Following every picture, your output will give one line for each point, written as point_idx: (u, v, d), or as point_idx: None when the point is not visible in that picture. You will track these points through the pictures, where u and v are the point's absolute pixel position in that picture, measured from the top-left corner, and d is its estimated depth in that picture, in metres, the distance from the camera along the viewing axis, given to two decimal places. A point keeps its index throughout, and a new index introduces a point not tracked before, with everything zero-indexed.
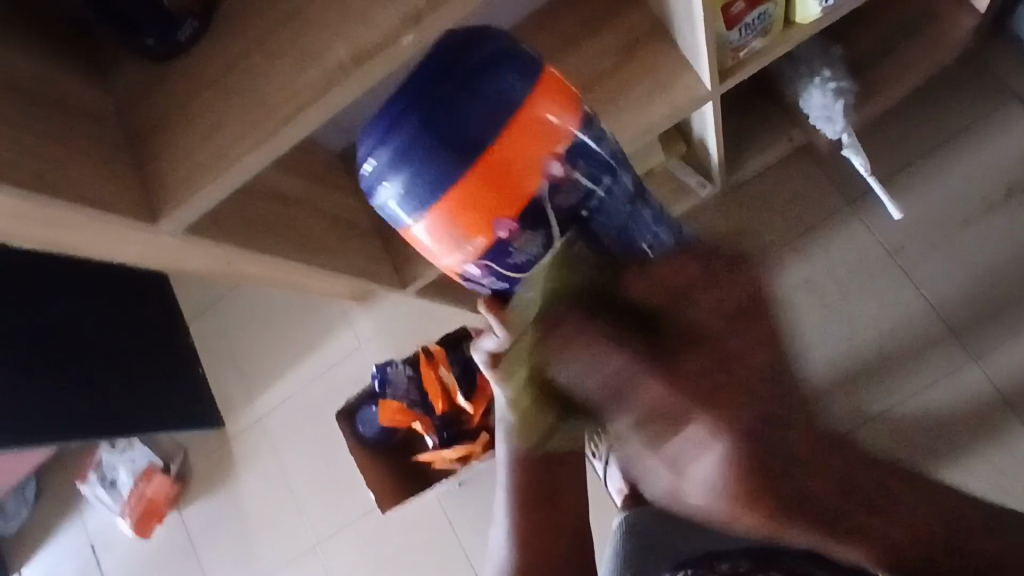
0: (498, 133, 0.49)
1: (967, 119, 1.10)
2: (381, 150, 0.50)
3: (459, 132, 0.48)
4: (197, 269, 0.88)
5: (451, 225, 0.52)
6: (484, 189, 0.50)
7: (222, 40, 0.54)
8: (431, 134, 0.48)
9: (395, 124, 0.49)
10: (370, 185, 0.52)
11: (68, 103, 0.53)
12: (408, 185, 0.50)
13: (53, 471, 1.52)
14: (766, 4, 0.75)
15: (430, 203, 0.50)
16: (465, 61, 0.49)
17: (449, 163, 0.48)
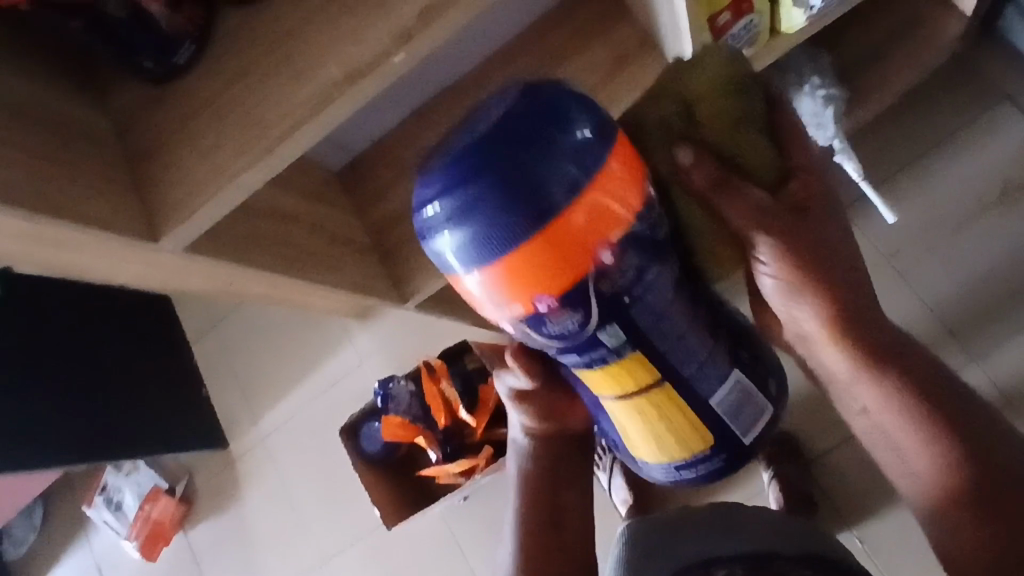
0: (566, 203, 0.47)
1: (957, 122, 1.11)
2: (447, 197, 0.47)
3: (527, 190, 0.46)
4: (199, 288, 0.89)
5: (501, 286, 0.50)
6: (543, 258, 0.48)
7: (218, 61, 0.56)
8: (498, 191, 0.46)
9: (466, 173, 0.47)
10: (428, 228, 0.49)
11: (69, 124, 0.54)
12: (470, 236, 0.48)
13: (59, 495, 1.53)
14: (751, 14, 0.77)
15: (488, 259, 0.48)
16: (540, 119, 0.47)
17: (512, 222, 0.47)
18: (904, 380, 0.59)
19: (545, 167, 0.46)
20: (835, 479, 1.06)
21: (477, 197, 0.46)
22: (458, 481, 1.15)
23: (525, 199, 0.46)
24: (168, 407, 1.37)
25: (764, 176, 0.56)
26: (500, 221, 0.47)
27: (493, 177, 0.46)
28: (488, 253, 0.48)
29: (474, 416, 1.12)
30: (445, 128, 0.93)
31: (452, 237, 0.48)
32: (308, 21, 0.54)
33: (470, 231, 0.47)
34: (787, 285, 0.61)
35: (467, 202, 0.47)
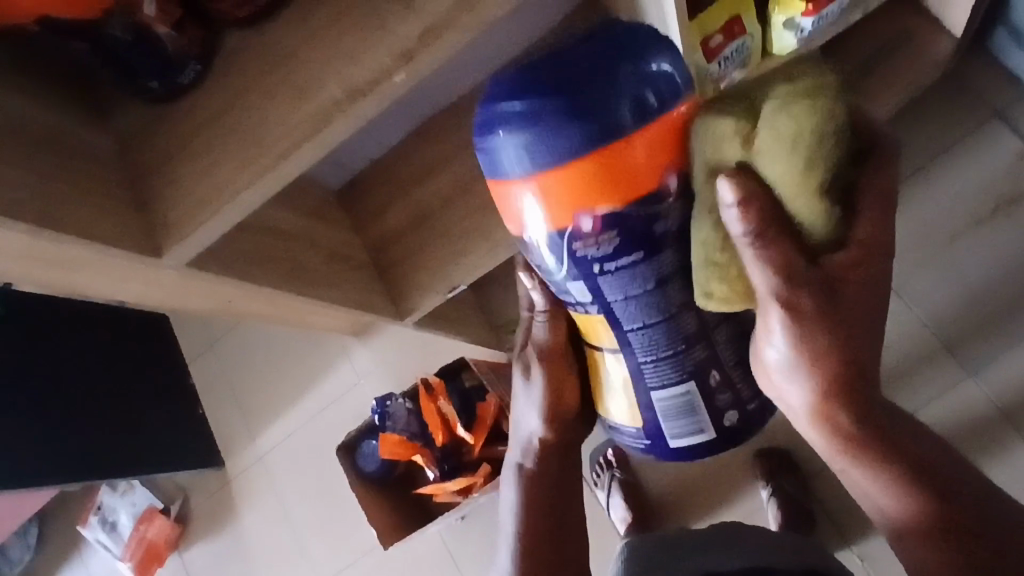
0: (635, 129, 0.47)
1: (949, 140, 1.13)
2: (513, 98, 0.47)
3: (596, 106, 0.46)
4: (199, 307, 0.90)
5: (551, 196, 0.49)
6: (596, 177, 0.48)
7: (221, 81, 0.57)
8: (565, 99, 0.46)
9: (535, 79, 0.47)
10: (486, 121, 0.49)
11: (73, 144, 0.55)
12: (526, 142, 0.47)
13: (54, 516, 1.51)
14: (743, 37, 0.78)
15: (541, 168, 0.48)
16: (622, 41, 0.48)
17: (573, 135, 0.46)
18: (901, 470, 0.55)
19: (614, 91, 0.46)
20: (833, 496, 1.06)
21: (537, 107, 0.46)
22: (455, 499, 1.15)
23: (585, 112, 0.46)
24: (165, 426, 1.36)
25: (813, 239, 0.46)
26: (559, 143, 0.46)
27: (556, 95, 0.46)
28: (543, 160, 0.47)
29: (472, 434, 1.12)
30: (443, 147, 0.94)
31: (512, 148, 0.48)
32: (310, 41, 0.55)
33: (523, 138, 0.47)
34: (801, 351, 0.50)
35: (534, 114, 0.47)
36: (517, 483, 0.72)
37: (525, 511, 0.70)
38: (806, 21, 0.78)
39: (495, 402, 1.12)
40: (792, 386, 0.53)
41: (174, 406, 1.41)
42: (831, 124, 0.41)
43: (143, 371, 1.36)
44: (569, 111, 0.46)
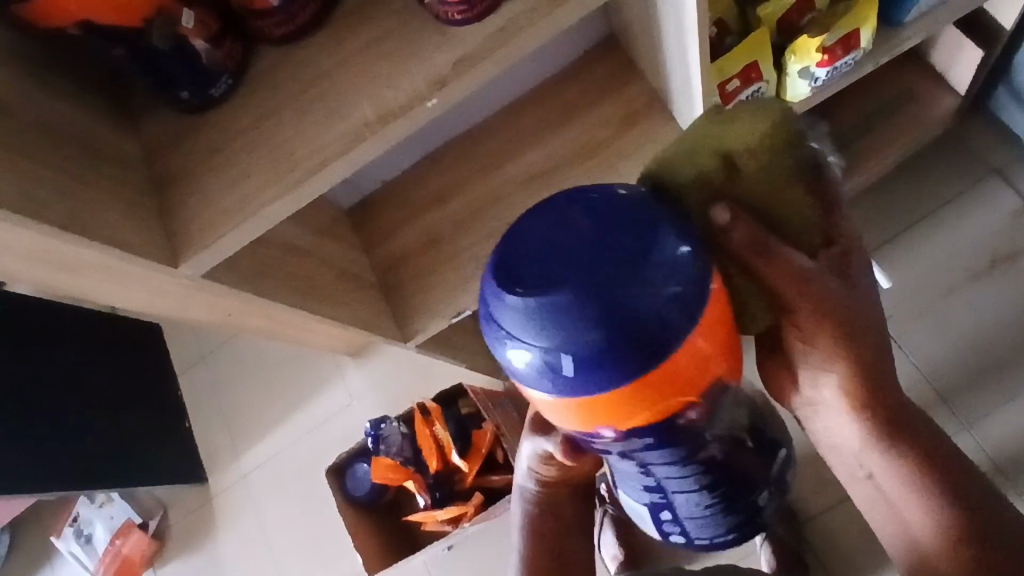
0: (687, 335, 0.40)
1: (948, 192, 1.16)
2: (534, 293, 0.38)
3: (627, 318, 0.38)
4: (200, 319, 0.89)
5: (583, 413, 0.42)
6: (637, 394, 0.41)
7: (253, 96, 0.58)
8: (592, 306, 0.38)
9: (557, 285, 0.38)
10: (498, 331, 0.40)
11: (99, 148, 0.56)
12: (560, 357, 0.39)
13: (26, 526, 1.47)
14: (760, 82, 0.80)
15: (569, 389, 0.41)
16: (638, 219, 0.40)
17: (612, 368, 0.39)
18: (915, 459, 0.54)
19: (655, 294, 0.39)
20: (824, 543, 1.06)
21: (563, 321, 0.38)
22: (444, 528, 1.13)
23: (633, 336, 0.39)
24: (153, 437, 1.34)
25: (808, 238, 0.49)
26: (592, 362, 0.39)
27: (591, 307, 0.38)
28: (584, 378, 0.40)
29: (466, 461, 1.11)
30: (458, 172, 0.95)
31: (538, 361, 0.40)
32: (344, 63, 0.56)
33: (559, 355, 0.39)
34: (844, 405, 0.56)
35: (551, 315, 0.38)
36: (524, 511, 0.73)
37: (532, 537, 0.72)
38: (820, 71, 0.80)
39: (492, 430, 1.11)
40: (824, 383, 0.56)
41: (161, 417, 1.38)
42: (772, 114, 0.45)
43: (133, 381, 1.34)
44: (614, 329, 0.38)
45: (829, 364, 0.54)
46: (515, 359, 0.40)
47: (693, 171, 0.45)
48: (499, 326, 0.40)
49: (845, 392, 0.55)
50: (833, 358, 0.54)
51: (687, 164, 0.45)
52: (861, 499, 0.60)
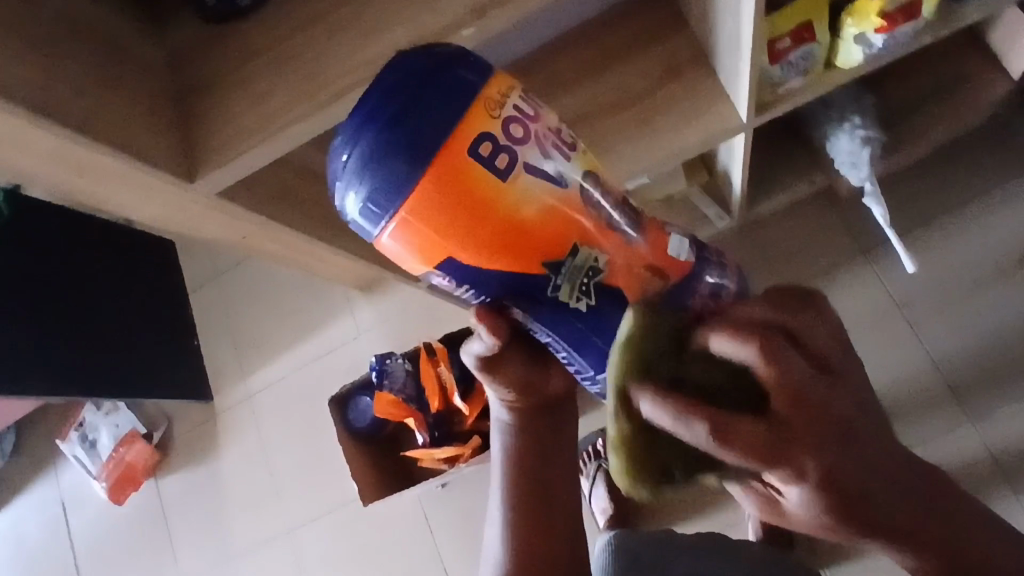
0: (453, 130, 0.40)
1: (989, 181, 1.11)
2: (353, 149, 0.41)
3: (426, 132, 0.40)
4: (214, 239, 0.88)
5: (413, 243, 0.42)
6: (446, 207, 0.41)
7: (282, 8, 0.56)
8: (394, 133, 0.40)
9: (363, 131, 0.41)
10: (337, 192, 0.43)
11: (124, 50, 0.54)
12: (374, 190, 0.40)
13: (35, 425, 1.52)
14: (812, 44, 0.75)
15: (392, 213, 0.41)
16: (430, 60, 0.42)
17: (406, 171, 0.40)
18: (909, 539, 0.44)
19: (435, 109, 0.40)
20: None
21: (374, 147, 0.40)
22: (441, 467, 1.14)
23: (409, 141, 0.40)
24: (161, 352, 1.36)
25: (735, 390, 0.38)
26: (382, 167, 0.40)
27: (396, 129, 0.40)
28: (393, 199, 0.40)
29: (468, 404, 1.11)
30: None
31: (360, 198, 0.41)
32: None
33: (371, 183, 0.40)
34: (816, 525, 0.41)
35: (369, 154, 0.40)
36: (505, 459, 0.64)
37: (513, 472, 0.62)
38: (877, 38, 0.75)
39: None
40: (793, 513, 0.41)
41: (172, 331, 1.40)
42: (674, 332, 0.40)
43: (146, 295, 1.35)
44: (413, 144, 0.40)
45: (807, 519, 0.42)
46: (346, 203, 0.42)
47: (627, 357, 0.39)
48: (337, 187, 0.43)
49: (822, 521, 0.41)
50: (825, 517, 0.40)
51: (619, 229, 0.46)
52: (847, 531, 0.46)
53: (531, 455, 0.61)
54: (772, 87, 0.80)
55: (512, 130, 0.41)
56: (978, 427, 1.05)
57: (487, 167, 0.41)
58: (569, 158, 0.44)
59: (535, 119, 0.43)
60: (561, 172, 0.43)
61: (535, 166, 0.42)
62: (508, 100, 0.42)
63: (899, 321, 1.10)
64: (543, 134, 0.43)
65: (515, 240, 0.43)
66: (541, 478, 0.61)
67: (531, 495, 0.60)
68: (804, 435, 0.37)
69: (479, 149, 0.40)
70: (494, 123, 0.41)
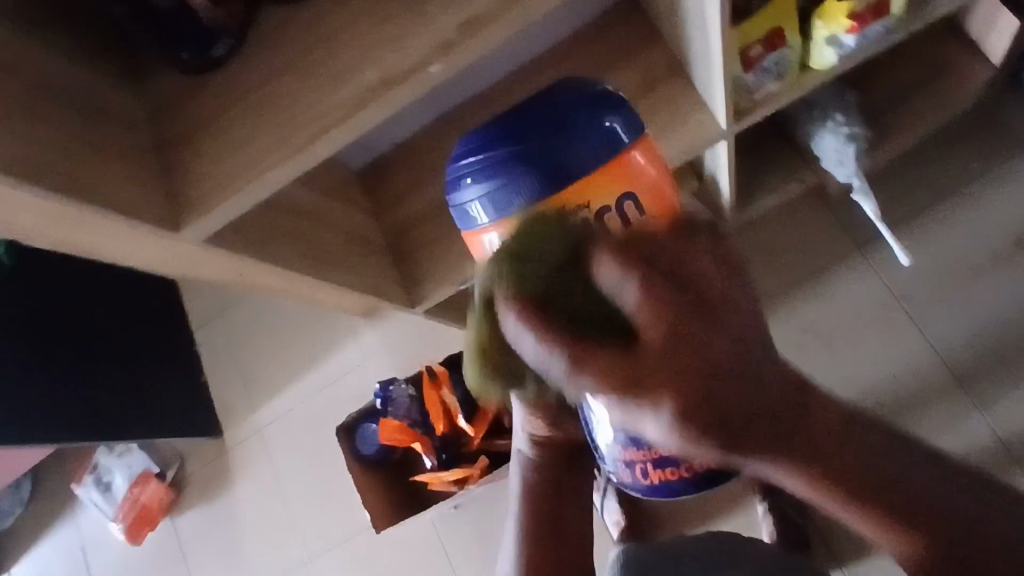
0: (584, 172, 0.60)
1: (978, 168, 1.11)
2: (477, 166, 0.61)
3: (553, 170, 0.59)
4: (211, 278, 0.89)
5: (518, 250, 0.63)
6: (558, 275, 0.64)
7: (255, 57, 0.57)
8: (526, 163, 0.59)
9: (497, 163, 0.60)
10: (459, 186, 0.63)
11: (104, 110, 0.56)
12: (495, 192, 0.60)
13: (51, 471, 1.54)
14: (784, 49, 0.76)
15: (506, 211, 0.60)
16: (566, 111, 0.60)
17: (535, 183, 0.59)
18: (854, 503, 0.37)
19: (568, 163, 0.60)
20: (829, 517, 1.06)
21: (509, 169, 0.60)
22: (450, 489, 1.14)
23: (552, 167, 0.59)
24: (168, 391, 1.37)
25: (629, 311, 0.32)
26: (496, 184, 0.60)
27: (527, 162, 0.59)
28: (498, 204, 0.61)
29: (472, 425, 1.11)
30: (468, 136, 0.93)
31: (480, 202, 0.62)
32: (348, 26, 0.55)
33: (494, 193, 0.61)
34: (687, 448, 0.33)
35: (497, 171, 0.60)
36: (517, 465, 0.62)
37: (528, 499, 0.61)
38: (848, 39, 0.76)
39: None
40: (657, 436, 0.33)
41: (178, 370, 1.42)
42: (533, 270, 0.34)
43: (151, 336, 1.37)
44: (539, 173, 0.59)
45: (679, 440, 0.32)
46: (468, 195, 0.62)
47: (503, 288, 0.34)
48: (461, 199, 0.63)
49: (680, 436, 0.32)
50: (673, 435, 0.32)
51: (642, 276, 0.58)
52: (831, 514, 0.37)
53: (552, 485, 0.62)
54: (749, 95, 0.80)
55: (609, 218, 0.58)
56: (986, 415, 1.04)
57: (516, 249, 0.62)
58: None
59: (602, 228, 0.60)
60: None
61: (549, 269, 0.62)
62: (630, 159, 0.61)
63: (899, 314, 1.10)
64: (585, 229, 0.60)
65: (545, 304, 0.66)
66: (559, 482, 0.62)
67: (542, 523, 0.61)
68: (690, 356, 0.31)
69: (509, 238, 0.61)
70: (567, 211, 0.59)
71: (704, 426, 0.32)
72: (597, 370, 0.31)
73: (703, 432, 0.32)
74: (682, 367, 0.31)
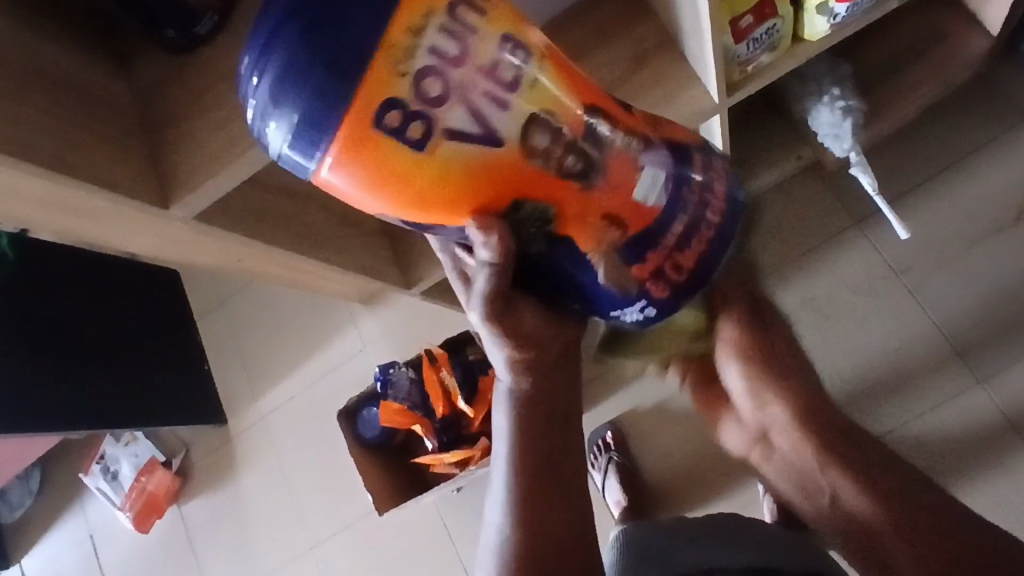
0: (380, 35, 0.39)
1: (978, 140, 1.10)
2: (260, 83, 0.40)
3: (341, 57, 0.38)
4: (208, 265, 0.90)
5: (369, 177, 0.42)
6: (443, 180, 0.43)
7: (239, 33, 0.57)
8: (308, 52, 0.38)
9: (268, 48, 0.39)
10: (258, 129, 0.42)
11: (89, 88, 0.56)
12: (298, 115, 0.39)
13: (58, 462, 1.56)
14: (774, 19, 0.76)
15: (325, 137, 0.40)
16: None
17: (335, 83, 0.38)
18: (843, 469, 0.68)
19: (355, 15, 0.38)
20: None
21: (300, 81, 0.39)
22: (452, 471, 1.15)
23: (333, 56, 0.38)
24: (172, 380, 1.38)
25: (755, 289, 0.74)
26: (302, 102, 0.39)
27: (312, 60, 0.38)
28: (322, 136, 0.40)
29: (472, 407, 1.12)
30: None
31: (281, 127, 0.40)
32: None
33: (297, 114, 0.39)
34: (755, 405, 0.73)
35: (285, 88, 0.39)
36: (506, 409, 0.59)
37: (518, 441, 0.58)
38: (839, 6, 0.75)
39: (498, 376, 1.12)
40: (736, 383, 0.73)
41: (182, 359, 1.42)
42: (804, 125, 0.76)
43: (154, 325, 1.38)
44: (333, 76, 0.38)
45: (766, 400, 0.72)
46: (266, 132, 0.41)
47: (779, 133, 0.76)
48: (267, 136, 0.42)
49: (750, 389, 0.72)
50: (764, 390, 0.72)
51: (566, 83, 0.46)
52: (834, 482, 0.68)
53: (541, 425, 0.58)
54: (740, 67, 0.80)
55: (426, 86, 0.40)
56: (989, 386, 1.04)
57: (398, 136, 0.40)
58: (509, 108, 0.43)
59: (471, 35, 0.41)
60: (494, 124, 0.42)
61: (457, 130, 0.41)
62: None
63: (899, 288, 1.10)
64: (457, 85, 0.41)
65: (441, 196, 0.44)
66: (548, 458, 0.58)
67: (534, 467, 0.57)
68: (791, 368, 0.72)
69: (388, 119, 0.40)
70: (423, 36, 0.39)
71: (777, 390, 0.71)
72: (743, 364, 0.72)
73: (779, 397, 0.71)
74: (781, 377, 0.72)
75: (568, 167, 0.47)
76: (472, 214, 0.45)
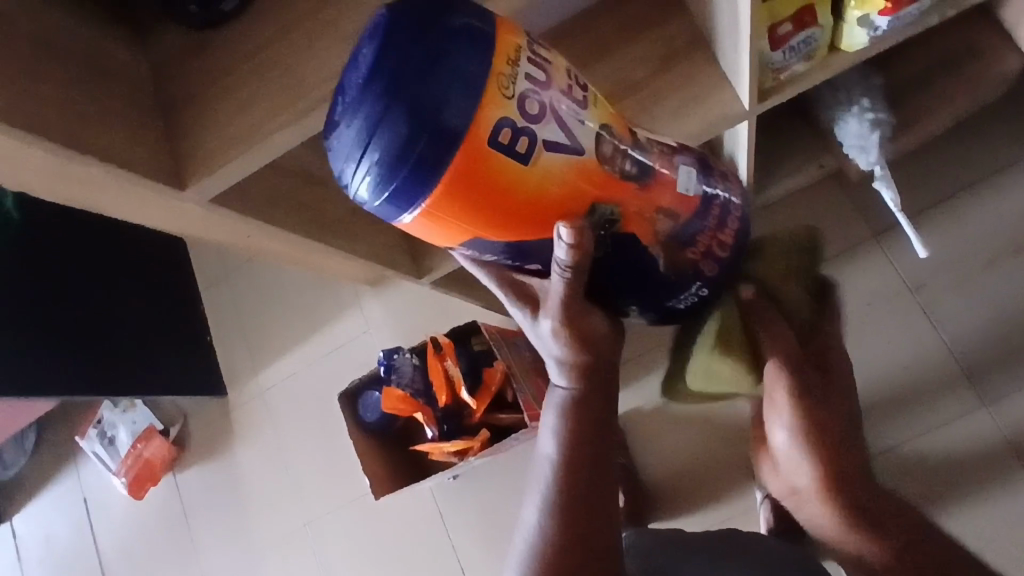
0: (469, 99, 0.41)
1: (1003, 160, 1.08)
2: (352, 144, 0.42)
3: (435, 121, 0.41)
4: (217, 242, 0.88)
5: (459, 216, 0.45)
6: (526, 201, 0.46)
7: (264, 13, 0.55)
8: (400, 112, 0.41)
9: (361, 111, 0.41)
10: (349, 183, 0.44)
11: (107, 64, 0.55)
12: (391, 170, 0.42)
13: (56, 424, 1.56)
14: (813, 28, 0.74)
15: (424, 188, 0.43)
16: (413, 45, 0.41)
17: (431, 143, 0.41)
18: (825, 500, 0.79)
19: (446, 82, 0.41)
20: None
21: (393, 140, 0.41)
22: (452, 460, 1.14)
23: (423, 116, 0.41)
24: (173, 351, 1.38)
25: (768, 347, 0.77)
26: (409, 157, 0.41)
27: (404, 116, 0.41)
28: (424, 182, 0.42)
29: (475, 398, 1.11)
30: None
31: (378, 180, 0.42)
32: None
33: (391, 168, 0.42)
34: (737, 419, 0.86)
35: (376, 148, 0.41)
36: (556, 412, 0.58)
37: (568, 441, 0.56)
38: (881, 19, 0.73)
39: (502, 368, 1.11)
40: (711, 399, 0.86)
41: (184, 330, 1.42)
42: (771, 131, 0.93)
43: (157, 294, 1.37)
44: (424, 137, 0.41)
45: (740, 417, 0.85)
46: (355, 184, 0.43)
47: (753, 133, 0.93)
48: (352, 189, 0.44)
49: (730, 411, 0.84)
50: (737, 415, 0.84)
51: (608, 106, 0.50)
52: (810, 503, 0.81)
53: (592, 424, 0.57)
54: (774, 74, 0.78)
55: (520, 115, 0.43)
56: (995, 409, 1.03)
57: (507, 152, 0.43)
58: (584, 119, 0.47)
59: (548, 65, 0.46)
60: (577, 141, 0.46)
61: (553, 143, 0.45)
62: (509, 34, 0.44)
63: (911, 306, 1.09)
64: (545, 116, 0.44)
65: (530, 211, 0.46)
66: (598, 454, 0.57)
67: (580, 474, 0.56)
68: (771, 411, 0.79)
69: (499, 137, 0.42)
70: (511, 81, 0.43)
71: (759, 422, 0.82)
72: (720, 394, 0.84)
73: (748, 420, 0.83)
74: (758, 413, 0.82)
75: (628, 172, 0.50)
76: (560, 218, 0.48)
